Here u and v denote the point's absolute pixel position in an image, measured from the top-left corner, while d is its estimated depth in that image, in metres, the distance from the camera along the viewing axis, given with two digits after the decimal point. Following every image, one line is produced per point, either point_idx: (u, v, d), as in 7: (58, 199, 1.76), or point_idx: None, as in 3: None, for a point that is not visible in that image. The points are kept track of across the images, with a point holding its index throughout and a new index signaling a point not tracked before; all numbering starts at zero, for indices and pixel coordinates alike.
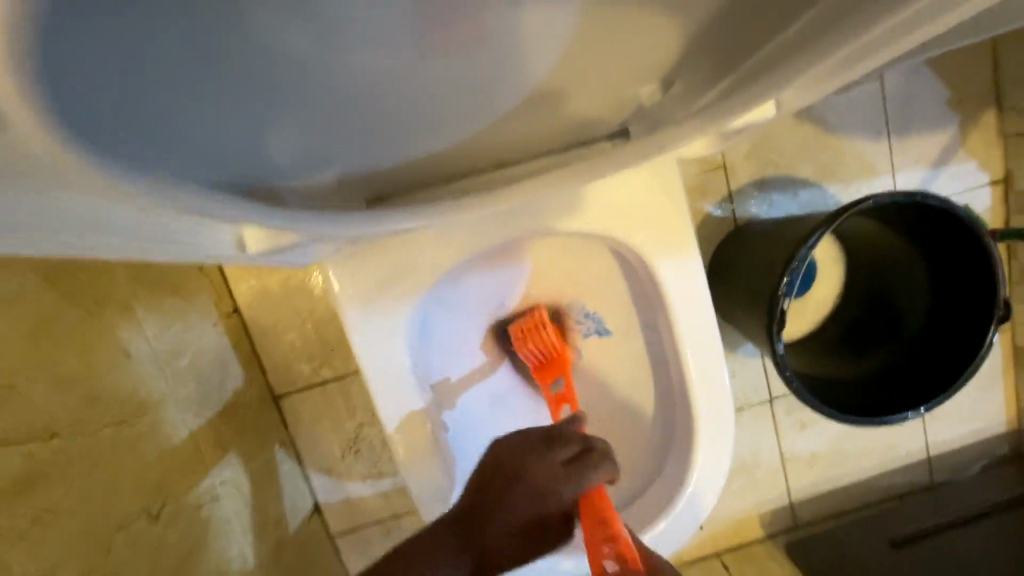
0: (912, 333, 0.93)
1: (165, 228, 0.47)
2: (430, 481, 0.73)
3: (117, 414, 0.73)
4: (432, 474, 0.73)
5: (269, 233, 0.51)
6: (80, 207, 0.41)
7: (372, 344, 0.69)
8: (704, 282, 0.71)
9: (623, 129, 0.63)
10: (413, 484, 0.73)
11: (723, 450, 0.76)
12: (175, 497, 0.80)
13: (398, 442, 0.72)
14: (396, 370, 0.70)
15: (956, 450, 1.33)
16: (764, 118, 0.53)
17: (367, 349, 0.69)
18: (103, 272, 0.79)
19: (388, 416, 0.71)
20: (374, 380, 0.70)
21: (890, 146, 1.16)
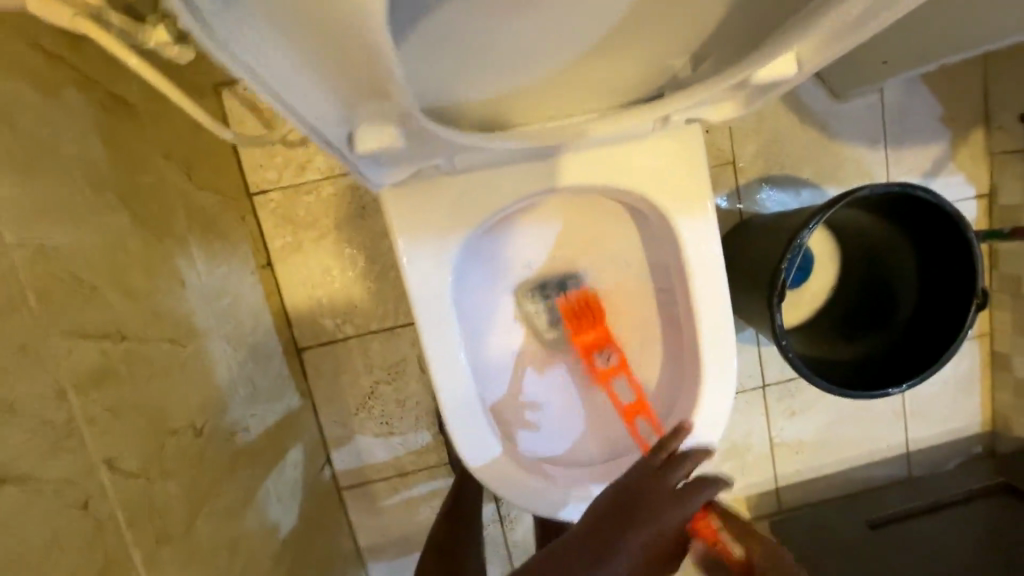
0: (902, 318, 1.03)
1: (303, 92, 0.51)
2: (467, 425, 0.80)
3: (171, 332, 0.80)
4: (466, 408, 0.79)
5: (384, 129, 0.57)
6: (271, 36, 0.45)
7: (423, 287, 0.76)
8: (717, 244, 0.79)
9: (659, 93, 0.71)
10: (449, 419, 0.79)
11: (722, 403, 0.83)
12: (214, 419, 0.86)
13: (439, 385, 0.79)
14: (441, 312, 0.77)
15: (934, 446, 1.41)
16: (788, 71, 0.62)
17: (418, 290, 0.76)
18: (166, 205, 0.86)
19: (433, 358, 0.78)
20: (423, 320, 0.77)
21: (886, 156, 1.25)
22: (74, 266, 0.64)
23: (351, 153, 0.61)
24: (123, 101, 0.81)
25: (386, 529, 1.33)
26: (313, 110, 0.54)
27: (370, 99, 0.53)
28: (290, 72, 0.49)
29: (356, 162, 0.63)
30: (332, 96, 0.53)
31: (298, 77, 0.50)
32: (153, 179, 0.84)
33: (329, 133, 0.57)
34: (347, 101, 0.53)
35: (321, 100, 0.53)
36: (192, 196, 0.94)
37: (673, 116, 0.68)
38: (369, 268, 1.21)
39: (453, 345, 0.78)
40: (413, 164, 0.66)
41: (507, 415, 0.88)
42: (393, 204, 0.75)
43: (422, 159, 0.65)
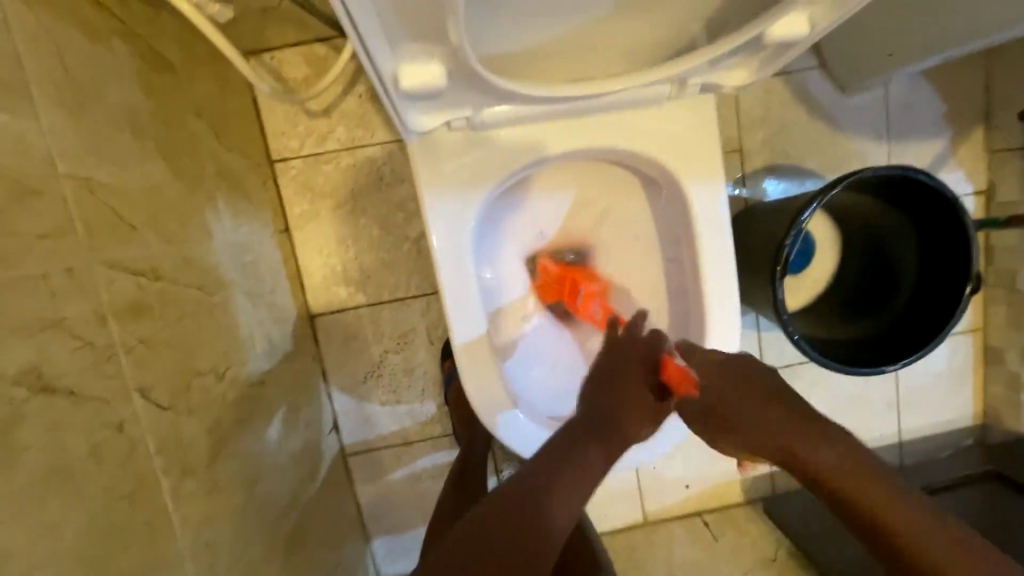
0: (899, 302, 1.08)
1: (368, 14, 0.54)
2: (490, 396, 0.83)
3: (199, 279, 0.83)
4: (483, 368, 0.83)
5: (426, 69, 0.60)
6: None
7: (449, 255, 0.80)
8: (726, 211, 0.82)
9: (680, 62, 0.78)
10: (467, 377, 0.83)
11: (728, 366, 0.85)
12: (234, 367, 0.89)
13: (463, 356, 0.82)
14: (465, 280, 0.81)
15: (926, 436, 1.45)
16: (800, 31, 0.66)
17: (443, 256, 0.80)
18: (197, 160, 0.89)
19: (457, 328, 0.82)
20: (448, 289, 0.81)
21: (888, 149, 1.29)
22: (118, 204, 0.67)
23: (390, 88, 0.63)
24: (162, 57, 0.85)
25: (389, 497, 1.35)
26: (375, 33, 0.56)
27: (429, 31, 0.56)
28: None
29: (397, 97, 0.65)
30: (392, 23, 0.55)
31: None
32: (187, 132, 0.88)
33: (380, 60, 0.59)
34: (406, 30, 0.56)
35: (383, 26, 0.56)
36: (220, 155, 0.98)
37: (690, 79, 0.74)
38: (383, 239, 1.25)
39: (476, 312, 0.82)
40: (441, 108, 0.70)
41: (527, 390, 0.91)
42: (419, 163, 0.78)
43: (451, 105, 0.69)
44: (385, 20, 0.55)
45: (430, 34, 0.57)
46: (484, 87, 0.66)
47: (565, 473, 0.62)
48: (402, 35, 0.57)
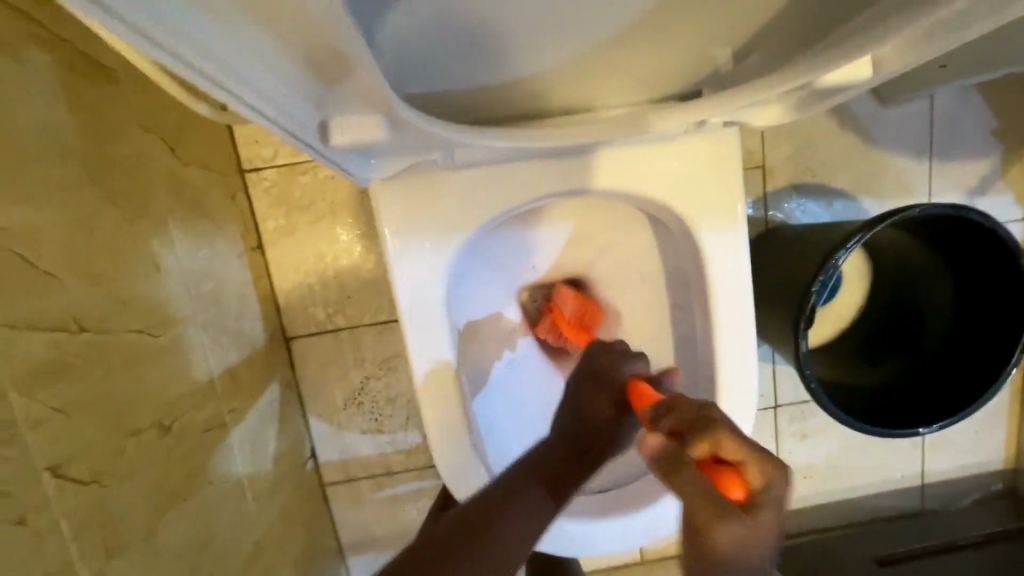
0: (932, 351, 0.97)
1: (278, 91, 0.45)
2: (463, 463, 0.75)
3: (141, 321, 0.73)
4: (449, 414, 0.75)
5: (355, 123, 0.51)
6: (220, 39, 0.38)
7: (416, 307, 0.72)
8: (747, 261, 0.71)
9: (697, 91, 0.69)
10: (430, 418, 0.75)
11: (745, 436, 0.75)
12: (185, 416, 0.80)
13: (432, 414, 0.75)
14: (434, 334, 0.73)
15: (952, 479, 1.34)
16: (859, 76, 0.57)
17: (409, 308, 0.72)
18: (144, 180, 0.79)
19: (422, 379, 0.74)
20: (414, 344, 0.73)
21: (930, 168, 1.15)
22: (28, 250, 0.57)
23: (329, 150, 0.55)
24: (98, 66, 0.74)
25: (370, 528, 1.27)
26: (280, 97, 0.46)
27: (347, 80, 0.47)
28: (255, 67, 0.42)
29: (332, 153, 0.56)
30: (300, 86, 0.47)
31: (266, 70, 0.43)
32: (131, 151, 0.78)
33: (302, 126, 0.51)
34: (319, 84, 0.47)
35: (295, 89, 0.47)
36: (175, 171, 0.87)
37: (709, 119, 0.61)
38: (365, 258, 1.14)
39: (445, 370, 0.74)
40: (398, 158, 0.61)
41: (499, 437, 0.81)
42: (389, 203, 0.69)
43: (404, 154, 0.60)
44: (291, 91, 0.47)
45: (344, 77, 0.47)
46: (430, 134, 0.56)
47: (527, 499, 0.64)
48: (312, 92, 0.48)
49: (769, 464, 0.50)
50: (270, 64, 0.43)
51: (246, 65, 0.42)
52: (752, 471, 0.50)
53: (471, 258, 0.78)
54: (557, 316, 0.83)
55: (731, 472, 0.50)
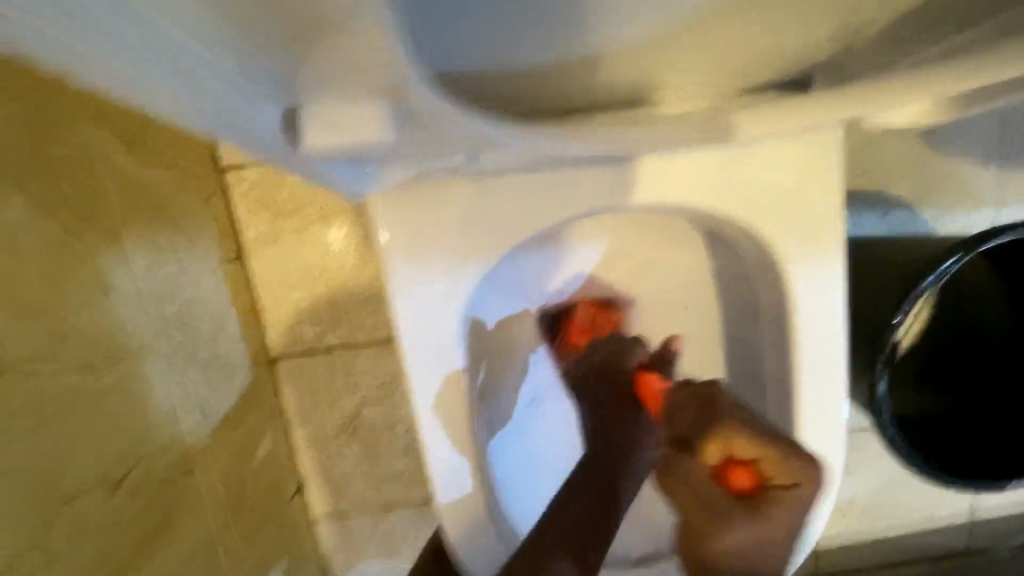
0: (996, 381, 0.88)
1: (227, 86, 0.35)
2: (468, 522, 0.63)
3: (82, 357, 0.60)
4: (456, 461, 0.62)
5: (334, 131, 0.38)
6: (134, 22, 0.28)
7: (424, 344, 0.59)
8: (838, 297, 0.59)
9: (804, 81, 0.60)
10: (431, 462, 0.62)
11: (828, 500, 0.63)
12: (141, 468, 0.66)
13: (431, 454, 0.61)
14: (446, 375, 0.59)
15: (1003, 517, 1.22)
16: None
17: (415, 346, 0.59)
18: (91, 183, 0.65)
19: (425, 417, 0.61)
20: (420, 387, 0.60)
21: (999, 176, 1.02)
22: None
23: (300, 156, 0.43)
24: None
25: (363, 568, 1.14)
26: (236, 103, 0.36)
27: (343, 80, 0.35)
28: (193, 61, 0.32)
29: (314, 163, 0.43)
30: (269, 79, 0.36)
31: (204, 61, 0.33)
32: (75, 149, 0.64)
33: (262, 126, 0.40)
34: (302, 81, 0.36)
35: (258, 83, 0.36)
36: (132, 171, 0.73)
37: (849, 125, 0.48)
38: (361, 270, 1.00)
39: (457, 416, 0.61)
40: (403, 170, 0.49)
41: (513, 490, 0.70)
42: (393, 223, 0.56)
43: (413, 166, 0.48)
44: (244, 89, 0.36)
45: (309, 47, 0.33)
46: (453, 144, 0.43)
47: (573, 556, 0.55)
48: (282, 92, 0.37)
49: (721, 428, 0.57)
50: (213, 55, 0.32)
51: (162, 44, 0.30)
52: (769, 467, 0.53)
53: (495, 280, 0.64)
54: (569, 326, 0.73)
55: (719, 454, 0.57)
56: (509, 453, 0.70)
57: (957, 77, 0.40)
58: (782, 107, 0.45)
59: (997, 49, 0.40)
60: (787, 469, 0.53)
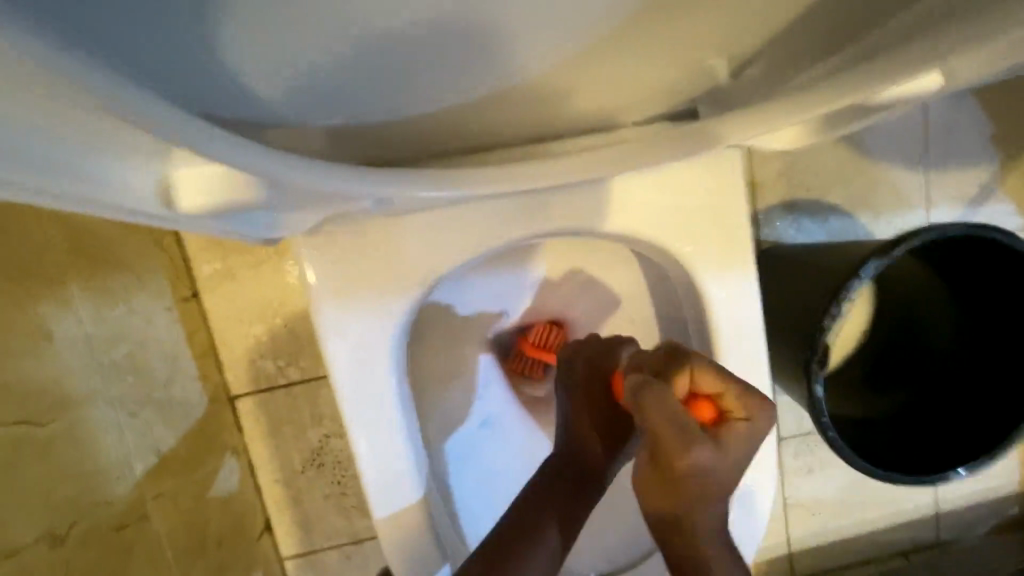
0: (940, 378, 0.90)
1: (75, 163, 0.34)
2: (412, 553, 0.63)
3: (25, 411, 0.59)
4: (390, 483, 0.62)
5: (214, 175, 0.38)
6: None
7: (357, 380, 0.60)
8: (757, 307, 0.62)
9: (691, 111, 0.61)
10: (368, 488, 0.62)
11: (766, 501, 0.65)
12: (89, 518, 0.65)
13: (366, 483, 0.62)
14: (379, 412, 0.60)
15: (966, 507, 1.25)
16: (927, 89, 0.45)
17: (348, 378, 0.60)
18: (31, 234, 0.66)
19: (360, 446, 0.61)
20: (354, 422, 0.60)
21: (928, 179, 1.07)
22: None
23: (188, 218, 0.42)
24: None
25: None
26: (108, 178, 0.36)
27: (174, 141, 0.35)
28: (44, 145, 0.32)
29: (206, 224, 0.43)
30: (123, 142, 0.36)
31: (55, 147, 0.33)
32: (10, 201, 0.64)
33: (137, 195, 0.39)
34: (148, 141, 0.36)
35: (108, 149, 0.36)
36: (76, 218, 0.73)
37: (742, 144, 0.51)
38: None
39: (393, 442, 0.61)
40: (314, 215, 0.49)
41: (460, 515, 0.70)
42: (324, 259, 0.58)
43: (322, 212, 0.48)
44: (94, 159, 0.35)
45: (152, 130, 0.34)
46: (335, 199, 0.43)
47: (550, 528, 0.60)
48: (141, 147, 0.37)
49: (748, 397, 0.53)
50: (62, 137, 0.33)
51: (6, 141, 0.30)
52: (729, 401, 0.53)
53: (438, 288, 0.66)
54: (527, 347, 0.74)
55: (707, 401, 0.53)
56: (460, 478, 0.71)
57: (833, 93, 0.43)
58: (681, 132, 0.48)
59: (868, 66, 0.43)
60: (747, 406, 0.53)
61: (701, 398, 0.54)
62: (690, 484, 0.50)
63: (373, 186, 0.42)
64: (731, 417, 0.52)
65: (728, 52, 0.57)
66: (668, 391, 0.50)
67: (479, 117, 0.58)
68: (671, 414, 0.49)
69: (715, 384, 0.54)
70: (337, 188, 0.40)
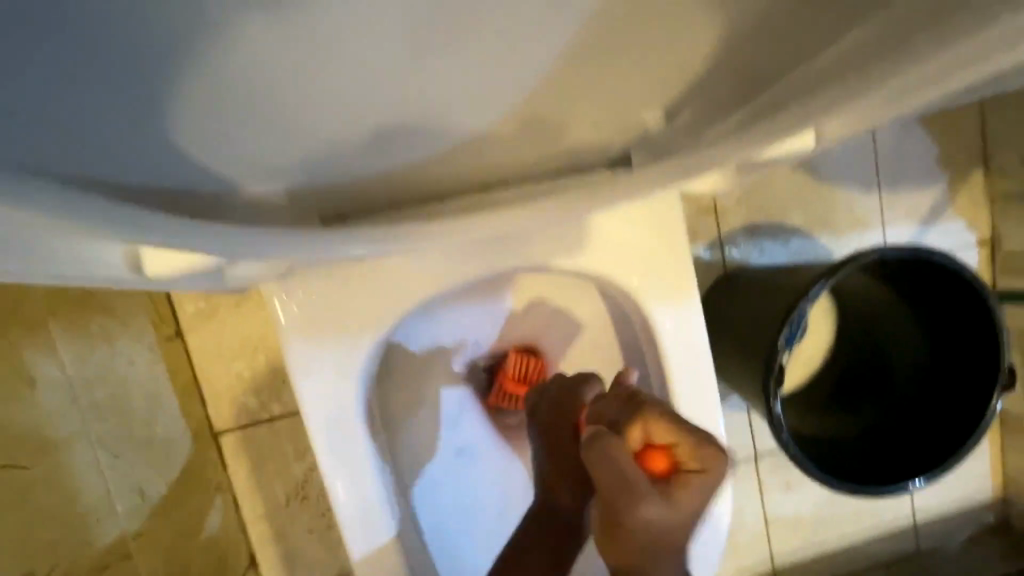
0: (901, 393, 0.93)
1: None
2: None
3: (7, 456, 0.60)
4: (363, 515, 0.64)
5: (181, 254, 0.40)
6: None
7: (329, 417, 0.62)
8: (705, 332, 0.67)
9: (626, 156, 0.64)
10: (341, 519, 0.64)
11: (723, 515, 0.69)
12: (70, 560, 0.66)
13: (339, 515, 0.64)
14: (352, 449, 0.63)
15: (943, 516, 1.28)
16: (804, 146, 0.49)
17: (320, 414, 0.62)
18: (16, 283, 0.68)
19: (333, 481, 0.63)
20: (325, 457, 0.63)
21: (881, 200, 1.13)
22: None
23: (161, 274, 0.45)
24: None
25: None
26: (54, 253, 0.36)
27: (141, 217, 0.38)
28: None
29: (174, 280, 0.43)
30: None
31: None
32: None
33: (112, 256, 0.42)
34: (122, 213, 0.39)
35: None
36: None
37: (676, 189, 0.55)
38: None
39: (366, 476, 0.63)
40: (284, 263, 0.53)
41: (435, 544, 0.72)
42: (297, 302, 0.61)
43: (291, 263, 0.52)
44: None
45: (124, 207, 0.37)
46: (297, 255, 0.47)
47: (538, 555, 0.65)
48: None
49: (704, 447, 0.51)
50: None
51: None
52: (683, 451, 0.52)
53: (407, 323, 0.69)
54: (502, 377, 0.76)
55: (662, 452, 0.52)
56: (435, 508, 0.73)
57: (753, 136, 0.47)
58: (622, 177, 0.52)
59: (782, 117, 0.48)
60: (699, 453, 0.51)
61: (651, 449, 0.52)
62: (637, 550, 0.49)
63: (334, 240, 0.45)
64: (683, 471, 0.51)
65: (668, 101, 0.62)
66: (617, 445, 0.50)
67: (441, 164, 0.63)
68: (620, 477, 0.49)
69: (667, 434, 0.53)
70: (300, 246, 0.43)
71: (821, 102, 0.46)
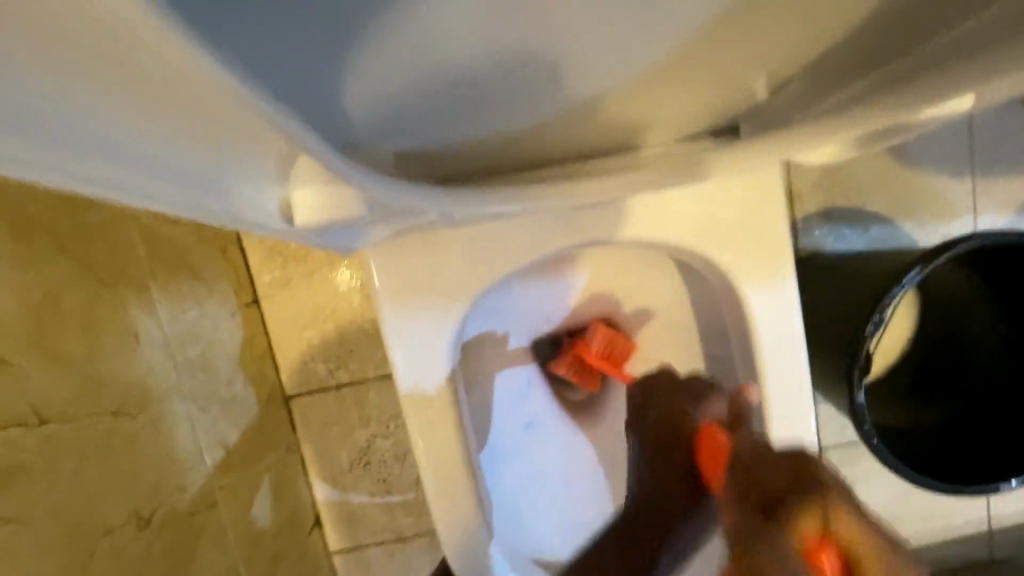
0: (988, 391, 0.88)
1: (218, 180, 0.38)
2: (463, 540, 0.67)
3: (113, 403, 0.65)
4: (448, 473, 0.66)
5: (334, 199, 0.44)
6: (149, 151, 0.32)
7: (415, 377, 0.64)
8: (797, 313, 0.65)
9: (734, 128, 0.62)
10: (426, 476, 0.66)
11: None
12: (168, 503, 0.71)
13: (427, 472, 0.66)
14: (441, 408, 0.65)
15: (1022, 524, 1.21)
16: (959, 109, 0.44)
17: (409, 376, 0.64)
18: (121, 243, 0.73)
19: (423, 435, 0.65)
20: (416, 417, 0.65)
21: (975, 186, 1.06)
22: None
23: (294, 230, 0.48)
24: None
25: None
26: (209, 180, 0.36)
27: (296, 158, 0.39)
28: (132, 144, 0.31)
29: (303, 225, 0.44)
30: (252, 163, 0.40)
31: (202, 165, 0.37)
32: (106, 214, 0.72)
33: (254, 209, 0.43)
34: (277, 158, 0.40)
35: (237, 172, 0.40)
36: (156, 228, 0.81)
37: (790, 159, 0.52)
38: (367, 308, 1.07)
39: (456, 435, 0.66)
40: (389, 228, 0.55)
41: (504, 504, 0.73)
42: (384, 267, 0.63)
43: (401, 226, 0.54)
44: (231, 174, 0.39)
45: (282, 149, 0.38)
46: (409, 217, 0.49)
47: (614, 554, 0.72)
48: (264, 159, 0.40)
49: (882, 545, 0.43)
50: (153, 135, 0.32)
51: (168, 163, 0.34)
52: (863, 549, 0.42)
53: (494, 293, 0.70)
54: (582, 350, 0.76)
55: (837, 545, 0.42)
56: (505, 474, 0.74)
57: (868, 111, 0.44)
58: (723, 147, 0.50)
59: (905, 86, 0.45)
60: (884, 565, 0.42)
61: (825, 541, 0.43)
62: None
63: (441, 204, 0.45)
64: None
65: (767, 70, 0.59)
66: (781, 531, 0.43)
67: (527, 135, 0.63)
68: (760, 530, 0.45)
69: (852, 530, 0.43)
70: (411, 203, 0.44)
71: (956, 68, 0.42)
